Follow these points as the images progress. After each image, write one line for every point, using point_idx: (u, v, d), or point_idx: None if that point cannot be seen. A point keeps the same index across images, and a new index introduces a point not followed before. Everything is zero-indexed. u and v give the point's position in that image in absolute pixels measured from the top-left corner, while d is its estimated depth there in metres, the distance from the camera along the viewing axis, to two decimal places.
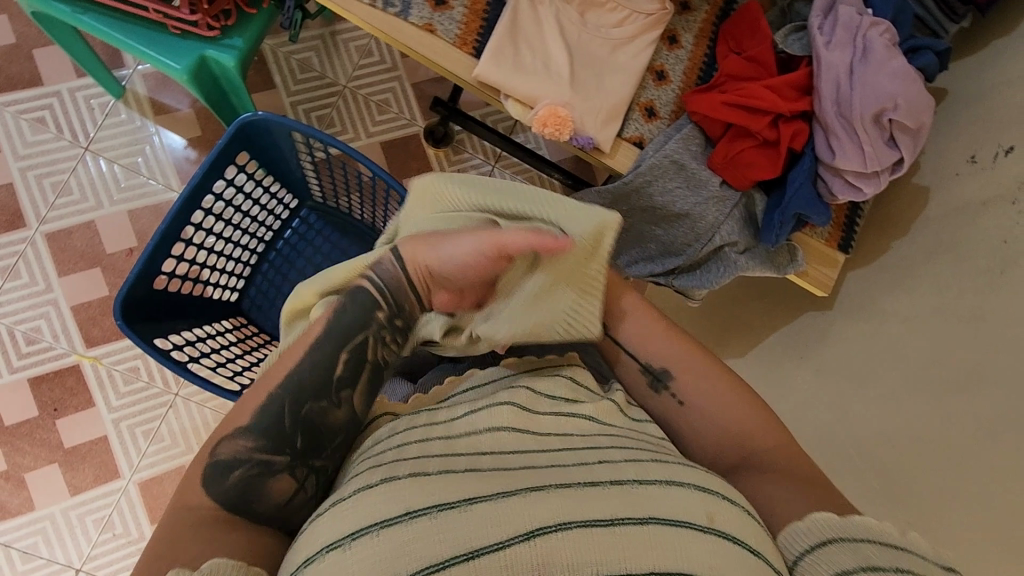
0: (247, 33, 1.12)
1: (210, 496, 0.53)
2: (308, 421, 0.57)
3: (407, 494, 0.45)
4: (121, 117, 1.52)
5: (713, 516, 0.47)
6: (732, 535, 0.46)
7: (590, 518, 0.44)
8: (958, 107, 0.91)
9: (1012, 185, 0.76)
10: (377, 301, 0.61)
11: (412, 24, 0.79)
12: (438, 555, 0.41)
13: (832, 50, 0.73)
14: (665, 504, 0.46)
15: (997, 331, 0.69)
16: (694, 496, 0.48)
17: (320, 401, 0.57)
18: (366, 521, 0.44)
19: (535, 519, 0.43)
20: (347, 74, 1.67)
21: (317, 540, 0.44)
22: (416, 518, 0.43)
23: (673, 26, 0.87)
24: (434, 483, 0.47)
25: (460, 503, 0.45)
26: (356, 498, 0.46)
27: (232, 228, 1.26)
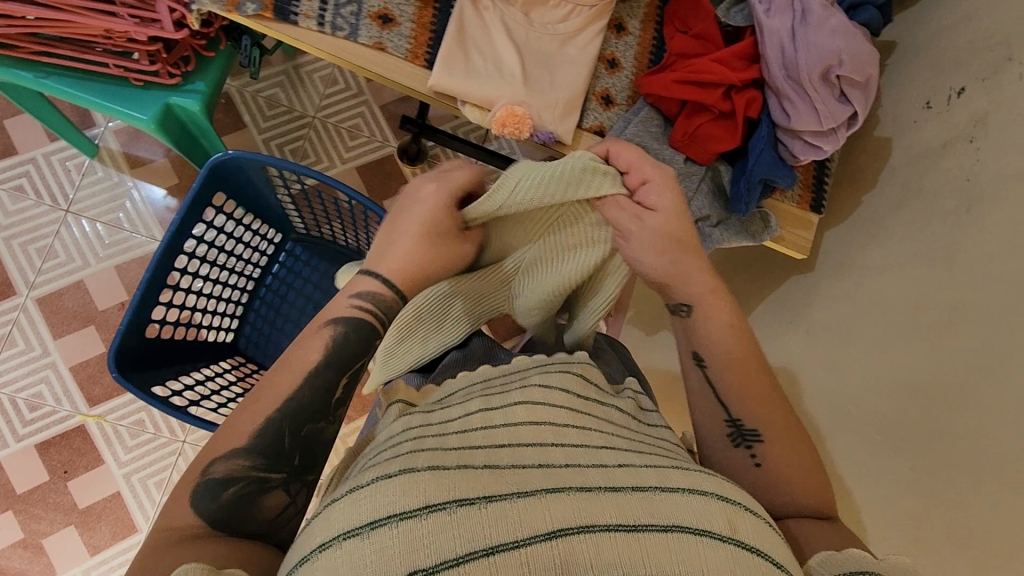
0: (207, 76, 1.14)
1: (196, 517, 0.51)
2: (305, 441, 0.58)
3: (425, 486, 0.41)
4: (97, 175, 1.54)
5: (736, 525, 0.43)
6: (758, 548, 0.43)
7: (612, 523, 0.41)
8: (908, 56, 0.92)
9: (969, 124, 0.77)
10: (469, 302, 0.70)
11: (362, 44, 0.80)
12: (454, 550, 0.38)
13: (772, 16, 0.75)
14: (688, 511, 0.43)
15: (971, 267, 0.70)
16: (715, 505, 0.44)
17: (318, 421, 0.59)
18: (381, 513, 0.40)
19: (557, 520, 0.40)
20: (315, 104, 1.69)
21: (331, 527, 0.41)
22: (435, 514, 0.40)
23: (618, 14, 0.89)
24: (449, 476, 0.43)
25: (480, 500, 0.41)
26: (371, 487, 0.42)
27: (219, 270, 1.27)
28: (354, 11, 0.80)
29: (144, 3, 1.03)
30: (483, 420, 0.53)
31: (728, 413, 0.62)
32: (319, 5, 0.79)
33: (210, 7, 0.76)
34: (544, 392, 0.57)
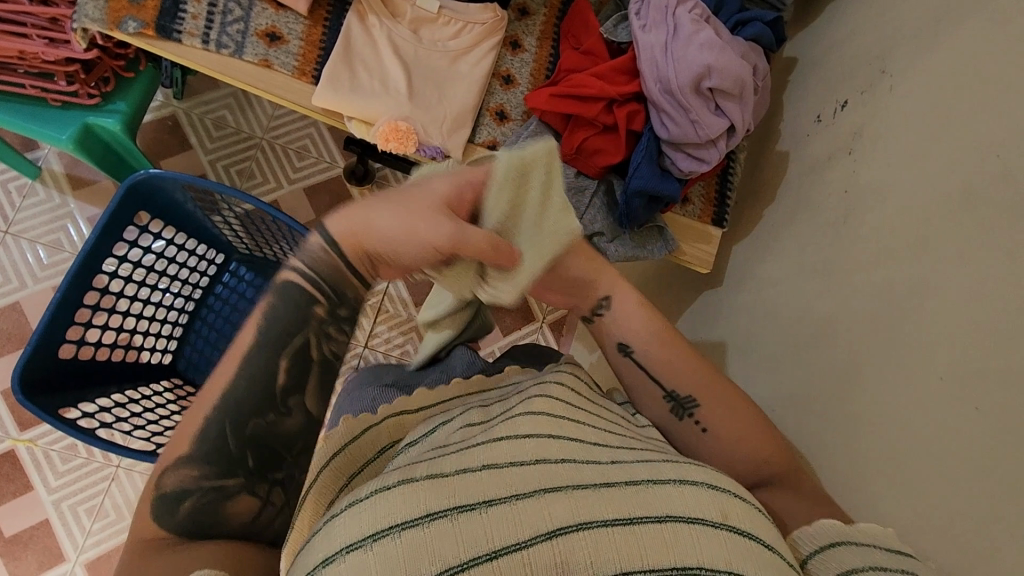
0: (129, 96, 1.15)
1: (165, 528, 0.45)
2: (255, 438, 0.47)
3: (424, 492, 0.40)
4: (39, 197, 1.54)
5: (727, 513, 0.43)
6: (749, 532, 0.43)
7: (608, 518, 0.40)
8: (805, 72, 0.93)
9: (849, 136, 0.77)
10: (313, 295, 0.51)
11: (248, 62, 0.81)
12: (460, 555, 0.37)
13: (648, 33, 0.76)
14: (685, 500, 0.43)
15: (844, 278, 0.70)
16: (706, 493, 0.44)
17: (262, 415, 0.48)
18: (384, 523, 0.38)
19: (557, 518, 0.40)
20: (262, 126, 1.69)
21: (330, 534, 0.39)
22: (436, 522, 0.38)
23: (513, 32, 0.89)
24: (450, 482, 0.41)
25: (480, 505, 0.40)
26: (371, 498, 0.40)
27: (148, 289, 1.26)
28: (241, 29, 0.81)
29: (55, 24, 1.04)
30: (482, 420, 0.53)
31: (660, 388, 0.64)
32: (204, 23, 0.80)
33: (92, 25, 0.77)
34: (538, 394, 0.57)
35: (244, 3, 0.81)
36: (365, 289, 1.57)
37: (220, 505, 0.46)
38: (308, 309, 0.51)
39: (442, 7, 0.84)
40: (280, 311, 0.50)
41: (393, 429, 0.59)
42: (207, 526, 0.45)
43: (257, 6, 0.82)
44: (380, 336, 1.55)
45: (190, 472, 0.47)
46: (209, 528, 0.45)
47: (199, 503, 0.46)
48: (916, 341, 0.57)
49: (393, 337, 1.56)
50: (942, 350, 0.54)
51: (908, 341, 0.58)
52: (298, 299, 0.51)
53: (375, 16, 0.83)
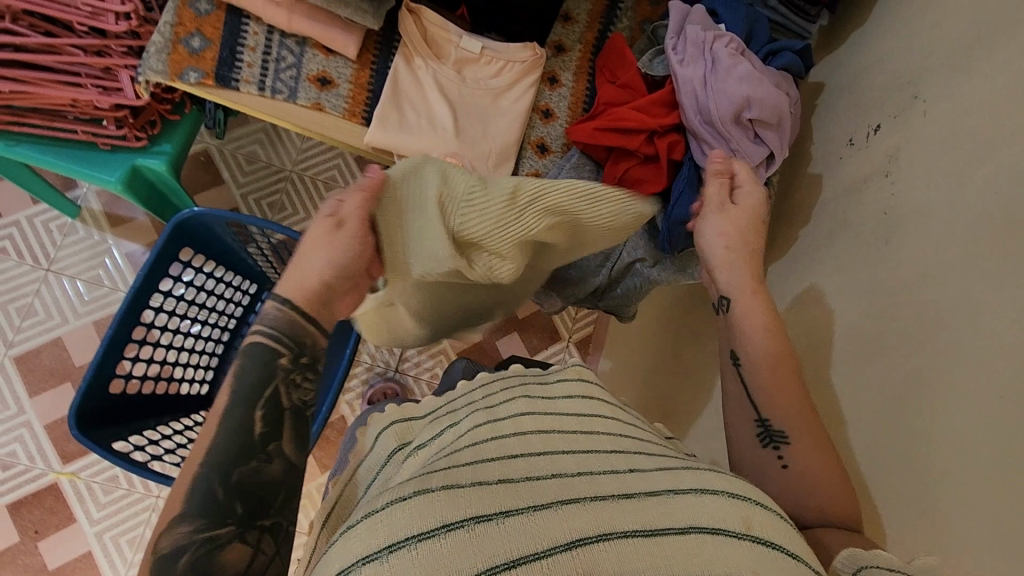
0: (174, 138, 1.20)
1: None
2: (241, 488, 0.51)
3: (437, 505, 0.40)
4: (79, 235, 1.56)
5: (749, 522, 0.44)
6: (772, 541, 0.43)
7: (631, 529, 0.41)
8: (834, 96, 0.95)
9: (885, 159, 0.79)
10: (275, 349, 0.58)
11: (302, 105, 0.85)
12: (476, 565, 0.37)
13: (685, 66, 0.79)
14: (705, 511, 0.43)
15: (886, 297, 0.71)
16: (727, 503, 0.45)
17: (247, 463, 0.52)
18: (401, 536, 0.39)
19: (575, 530, 0.40)
20: (291, 158, 1.70)
21: (350, 550, 0.40)
22: (452, 532, 0.39)
23: (551, 68, 0.93)
24: (464, 494, 0.42)
25: (497, 515, 0.40)
26: (389, 509, 0.41)
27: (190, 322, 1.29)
28: (294, 75, 0.84)
29: (108, 73, 1.09)
30: (494, 430, 0.53)
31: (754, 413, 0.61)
32: (259, 71, 0.84)
33: (156, 76, 0.82)
34: (549, 403, 0.58)
35: (296, 50, 0.85)
36: None
37: (213, 558, 0.49)
38: (275, 361, 0.58)
39: (484, 47, 0.87)
40: (248, 369, 0.57)
41: (400, 434, 0.57)
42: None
43: (309, 52, 0.85)
44: (411, 360, 1.56)
45: (185, 529, 0.49)
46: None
47: (195, 555, 0.48)
48: (960, 357, 0.58)
49: (423, 361, 1.57)
50: (983, 365, 0.56)
51: (951, 357, 0.60)
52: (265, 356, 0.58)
53: (420, 58, 0.86)
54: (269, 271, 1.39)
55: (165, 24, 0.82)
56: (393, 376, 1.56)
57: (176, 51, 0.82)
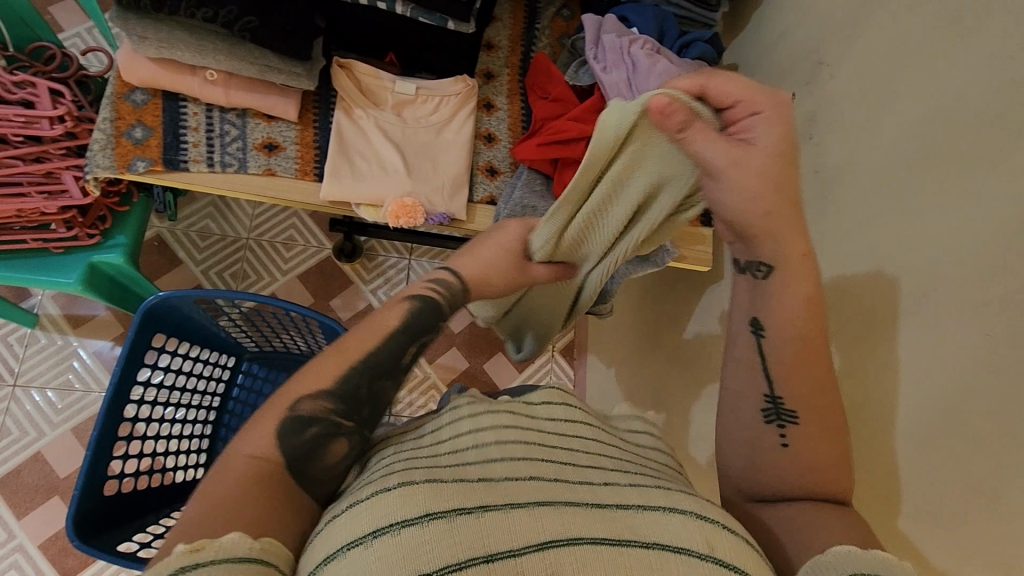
0: (127, 229, 1.20)
1: None
2: None
3: (425, 495, 0.41)
4: (41, 343, 1.52)
5: (711, 542, 0.42)
6: (735, 565, 0.41)
7: (599, 537, 0.41)
8: (749, 73, 1.02)
9: (807, 122, 0.85)
10: None
11: (254, 174, 0.87)
12: (455, 556, 0.38)
13: (609, 72, 0.84)
14: (674, 527, 0.42)
15: (832, 247, 0.76)
16: (688, 520, 0.43)
17: None
18: (383, 522, 0.39)
19: (548, 532, 0.40)
20: (246, 226, 1.69)
21: (337, 537, 0.40)
22: (436, 521, 0.39)
23: (485, 95, 0.97)
24: (447, 488, 0.42)
25: (477, 509, 0.41)
26: (374, 498, 0.42)
27: (175, 407, 1.26)
28: (240, 146, 0.86)
29: (50, 177, 1.08)
30: (475, 438, 0.54)
31: (766, 387, 0.58)
32: (206, 148, 0.85)
33: (104, 173, 0.83)
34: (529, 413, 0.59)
35: (238, 122, 0.87)
36: None
37: None
38: None
39: (419, 87, 0.91)
40: None
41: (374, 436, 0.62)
42: None
43: (251, 122, 0.87)
44: (403, 401, 1.59)
45: None
46: None
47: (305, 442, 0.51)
48: (896, 289, 0.64)
49: (415, 400, 1.60)
50: (918, 291, 0.61)
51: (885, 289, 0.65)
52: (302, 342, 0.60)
53: (359, 108, 0.90)
54: (244, 341, 1.37)
55: (104, 121, 0.83)
56: (390, 421, 1.57)
57: (121, 144, 0.83)
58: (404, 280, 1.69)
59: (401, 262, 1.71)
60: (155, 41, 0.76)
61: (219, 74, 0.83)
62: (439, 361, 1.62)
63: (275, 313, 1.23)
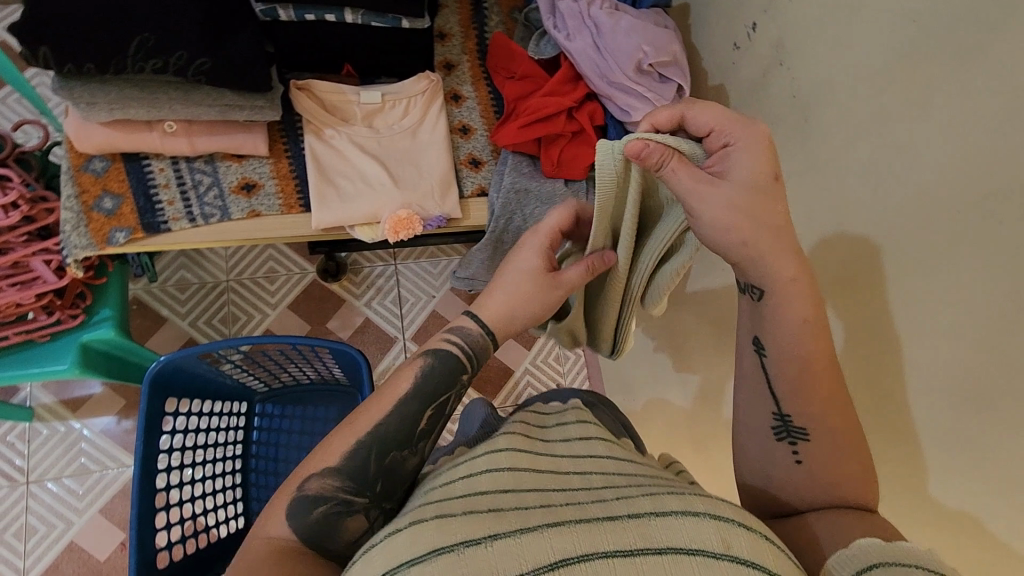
0: (110, 300, 1.15)
1: (291, 530, 0.50)
2: (389, 468, 0.55)
3: (431, 533, 0.40)
4: (44, 433, 1.47)
5: (728, 541, 0.38)
6: (758, 564, 0.37)
7: (609, 549, 0.37)
8: (703, 9, 1.02)
9: (774, 50, 0.85)
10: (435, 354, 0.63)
11: (238, 219, 0.84)
12: None
13: (573, 39, 0.84)
14: (688, 526, 0.38)
15: None
16: (701, 518, 0.38)
17: (401, 450, 0.56)
18: (394, 562, 0.39)
19: (552, 553, 0.37)
20: (223, 267, 1.63)
21: None
22: (443, 555, 0.38)
23: (450, 86, 0.95)
24: (455, 521, 0.42)
25: (484, 538, 0.39)
26: (385, 542, 0.42)
27: (202, 466, 1.20)
28: (217, 193, 0.83)
29: (18, 267, 1.03)
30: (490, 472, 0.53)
31: (773, 405, 0.55)
32: (182, 203, 0.82)
33: (82, 252, 0.80)
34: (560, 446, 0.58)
35: (208, 168, 0.84)
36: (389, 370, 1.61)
37: (343, 517, 0.51)
38: (459, 378, 0.62)
39: (384, 93, 0.88)
40: (438, 368, 0.61)
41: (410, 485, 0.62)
42: (325, 540, 0.50)
43: (221, 166, 0.84)
44: None
45: (334, 481, 0.52)
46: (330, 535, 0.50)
47: (331, 509, 0.51)
48: None
49: None
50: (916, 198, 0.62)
51: (864, 203, 0.67)
52: (454, 363, 0.62)
53: (329, 128, 0.87)
54: (252, 383, 1.31)
55: (68, 198, 0.79)
56: None
57: (92, 218, 0.79)
58: (396, 287, 1.67)
59: (388, 269, 1.68)
60: (105, 103, 0.73)
61: (178, 124, 0.79)
62: None
63: (279, 349, 1.19)
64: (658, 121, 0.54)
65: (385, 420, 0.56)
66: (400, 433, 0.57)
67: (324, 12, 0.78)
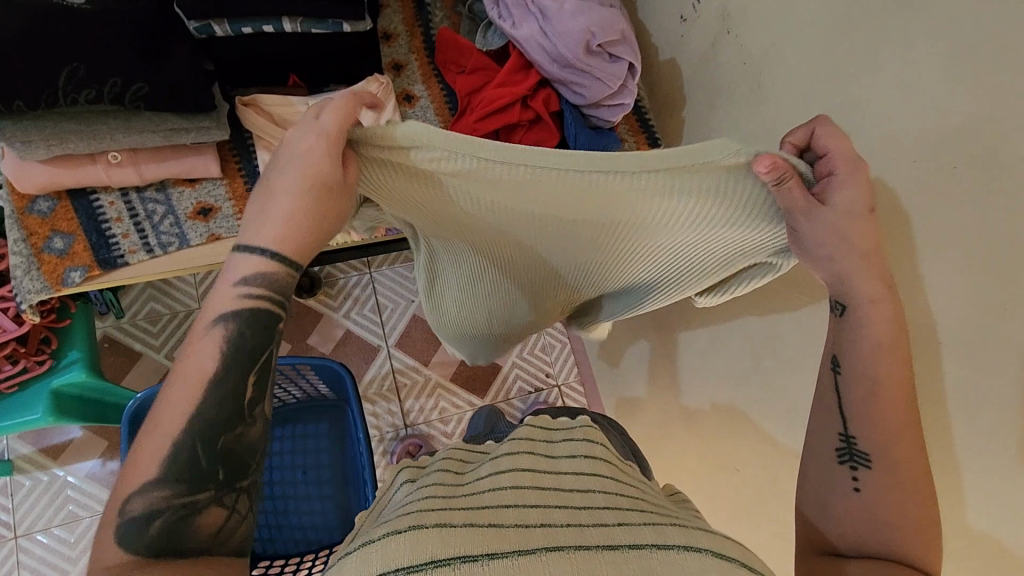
0: (77, 342, 1.12)
1: (129, 552, 0.45)
2: (227, 452, 0.50)
3: (431, 541, 0.40)
4: (26, 485, 1.42)
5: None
6: None
7: None
8: None
9: (720, 18, 0.85)
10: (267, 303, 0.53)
11: (198, 245, 0.82)
12: None
13: (520, 27, 0.83)
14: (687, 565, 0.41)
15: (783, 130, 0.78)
16: (704, 560, 0.42)
17: (232, 430, 0.51)
18: (390, 566, 0.39)
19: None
20: (193, 294, 1.59)
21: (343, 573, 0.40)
22: (441, 568, 0.38)
23: (401, 87, 0.94)
24: (456, 534, 0.42)
25: (484, 556, 0.40)
26: (382, 542, 0.41)
27: None
28: (173, 222, 0.81)
29: None
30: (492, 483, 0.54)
31: (840, 426, 0.56)
32: (137, 235, 0.80)
33: (37, 296, 0.77)
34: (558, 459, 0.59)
35: (161, 197, 0.81)
36: (376, 379, 1.60)
37: (189, 518, 0.47)
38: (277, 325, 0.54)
39: None
40: (245, 332, 0.52)
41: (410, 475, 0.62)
42: (175, 541, 0.47)
43: (174, 193, 0.82)
44: (414, 410, 1.59)
45: (162, 491, 0.47)
46: (177, 533, 0.47)
47: (171, 518, 0.47)
48: None
49: (425, 404, 1.60)
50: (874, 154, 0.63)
51: None
52: (260, 317, 0.53)
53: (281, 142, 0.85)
54: None
55: (16, 242, 0.76)
56: (408, 432, 1.58)
57: (44, 261, 0.77)
58: (373, 295, 1.65)
59: (363, 277, 1.66)
60: (42, 140, 0.70)
61: (123, 154, 0.76)
62: (434, 360, 1.63)
63: None
64: (794, 141, 0.51)
65: (203, 402, 0.50)
66: (228, 414, 0.50)
67: (262, 23, 0.76)
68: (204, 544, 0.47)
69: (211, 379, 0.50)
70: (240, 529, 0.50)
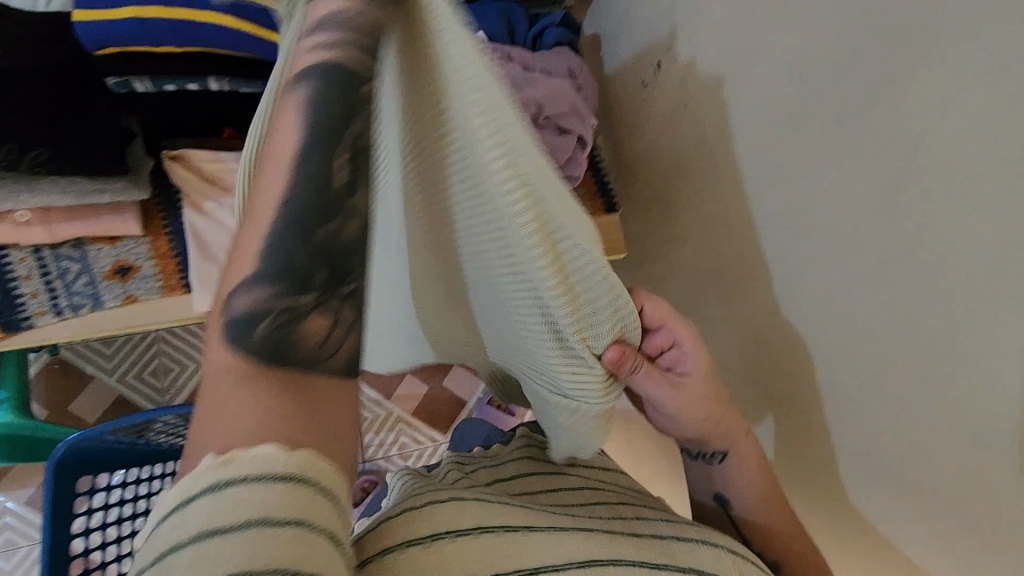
0: (8, 381, 1.11)
1: (224, 354, 0.33)
2: (321, 245, 0.35)
3: (462, 511, 0.42)
4: None
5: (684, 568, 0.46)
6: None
7: (580, 560, 0.42)
8: (614, 42, 0.97)
9: (680, 90, 0.81)
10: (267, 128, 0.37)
11: (113, 308, 0.77)
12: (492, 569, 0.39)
13: None
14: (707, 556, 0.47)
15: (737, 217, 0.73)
16: (675, 546, 0.47)
17: (327, 220, 0.35)
18: (418, 534, 0.39)
19: (559, 555, 0.42)
20: None
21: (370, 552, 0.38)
22: (461, 538, 0.40)
23: None
24: (473, 508, 0.43)
25: (499, 528, 0.42)
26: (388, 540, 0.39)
27: None
28: (87, 281, 0.77)
29: None
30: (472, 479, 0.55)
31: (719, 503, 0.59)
32: (47, 295, 0.75)
33: None
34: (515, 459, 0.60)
35: (77, 254, 0.76)
36: None
37: (294, 326, 0.34)
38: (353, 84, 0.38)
39: None
40: (318, 110, 0.37)
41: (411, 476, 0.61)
42: (284, 351, 0.33)
43: (92, 250, 0.77)
44: (373, 446, 1.55)
45: (251, 292, 0.34)
46: (282, 352, 0.33)
47: (276, 325, 0.33)
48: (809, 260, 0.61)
49: (384, 439, 1.55)
50: None
51: None
52: (339, 80, 0.37)
53: (209, 200, 0.80)
54: None
55: None
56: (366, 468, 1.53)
57: None
58: None
59: None
60: None
61: (33, 212, 0.72)
62: (395, 395, 1.57)
63: None
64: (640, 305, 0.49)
65: (278, 207, 0.35)
66: (316, 202, 0.35)
67: (185, 81, 0.71)
68: (310, 357, 0.33)
69: (293, 159, 0.35)
70: (349, 346, 0.35)
